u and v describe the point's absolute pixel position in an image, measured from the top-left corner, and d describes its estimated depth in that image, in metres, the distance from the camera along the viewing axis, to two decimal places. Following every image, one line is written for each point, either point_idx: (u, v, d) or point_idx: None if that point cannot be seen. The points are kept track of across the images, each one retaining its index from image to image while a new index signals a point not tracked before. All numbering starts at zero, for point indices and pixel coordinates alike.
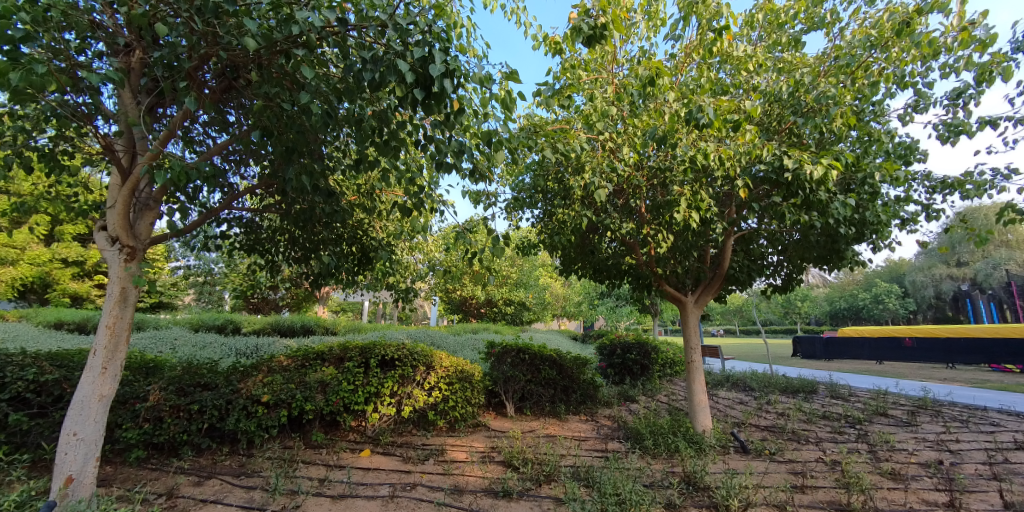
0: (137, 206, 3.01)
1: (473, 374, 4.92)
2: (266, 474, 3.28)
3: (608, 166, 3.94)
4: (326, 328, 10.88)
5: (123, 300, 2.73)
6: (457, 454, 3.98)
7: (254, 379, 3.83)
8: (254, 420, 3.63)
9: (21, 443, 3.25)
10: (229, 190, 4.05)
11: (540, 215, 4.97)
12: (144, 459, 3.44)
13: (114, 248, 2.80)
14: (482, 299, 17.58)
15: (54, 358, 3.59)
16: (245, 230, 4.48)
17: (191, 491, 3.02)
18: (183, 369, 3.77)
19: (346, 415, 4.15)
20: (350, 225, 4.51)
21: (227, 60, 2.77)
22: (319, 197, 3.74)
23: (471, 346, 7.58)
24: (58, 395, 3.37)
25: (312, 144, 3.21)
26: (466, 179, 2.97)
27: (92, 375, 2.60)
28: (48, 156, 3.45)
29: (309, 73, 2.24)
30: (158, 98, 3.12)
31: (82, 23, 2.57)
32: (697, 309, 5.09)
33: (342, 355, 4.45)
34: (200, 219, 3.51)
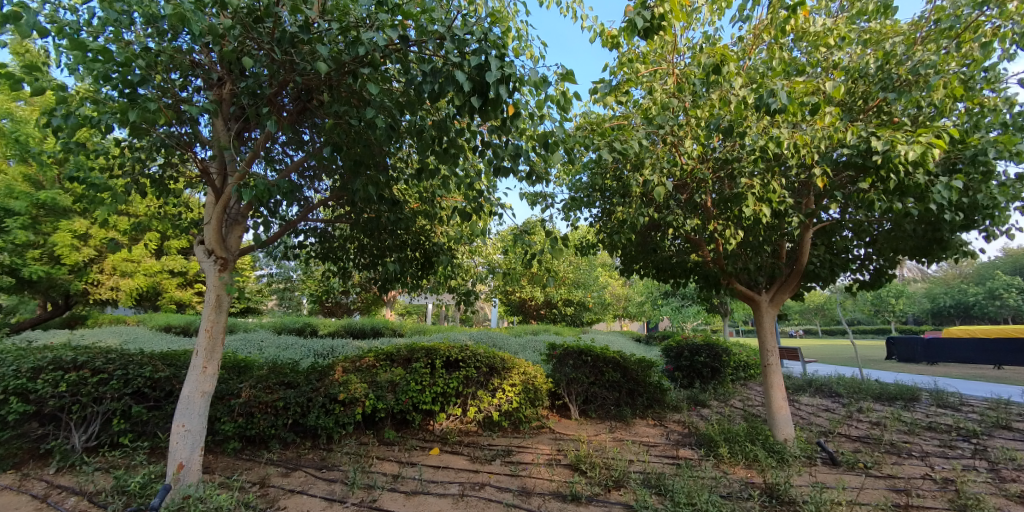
0: (228, 221, 3.35)
1: (535, 376, 4.94)
2: (344, 468, 3.49)
3: (669, 160, 3.77)
4: (394, 330, 11.42)
5: (219, 306, 3.05)
6: (523, 455, 4.01)
7: (331, 378, 4.11)
8: (332, 417, 3.89)
9: (141, 432, 3.70)
10: (305, 203, 4.38)
11: (599, 214, 4.87)
12: (239, 450, 3.79)
13: (210, 260, 3.14)
14: (542, 301, 17.57)
15: (166, 358, 4.06)
16: (319, 239, 4.81)
17: (280, 481, 3.28)
18: (269, 368, 4.12)
19: (414, 414, 4.33)
20: (413, 232, 4.70)
21: (301, 84, 3.00)
22: (384, 205, 3.93)
23: (532, 348, 7.60)
24: (169, 390, 3.80)
25: (377, 156, 3.39)
26: (524, 182, 2.98)
27: (195, 374, 2.93)
28: (158, 181, 3.95)
29: (374, 89, 2.36)
30: (244, 123, 3.44)
31: (184, 63, 2.93)
32: (772, 309, 4.73)
33: (409, 356, 4.65)
34: (280, 231, 3.84)
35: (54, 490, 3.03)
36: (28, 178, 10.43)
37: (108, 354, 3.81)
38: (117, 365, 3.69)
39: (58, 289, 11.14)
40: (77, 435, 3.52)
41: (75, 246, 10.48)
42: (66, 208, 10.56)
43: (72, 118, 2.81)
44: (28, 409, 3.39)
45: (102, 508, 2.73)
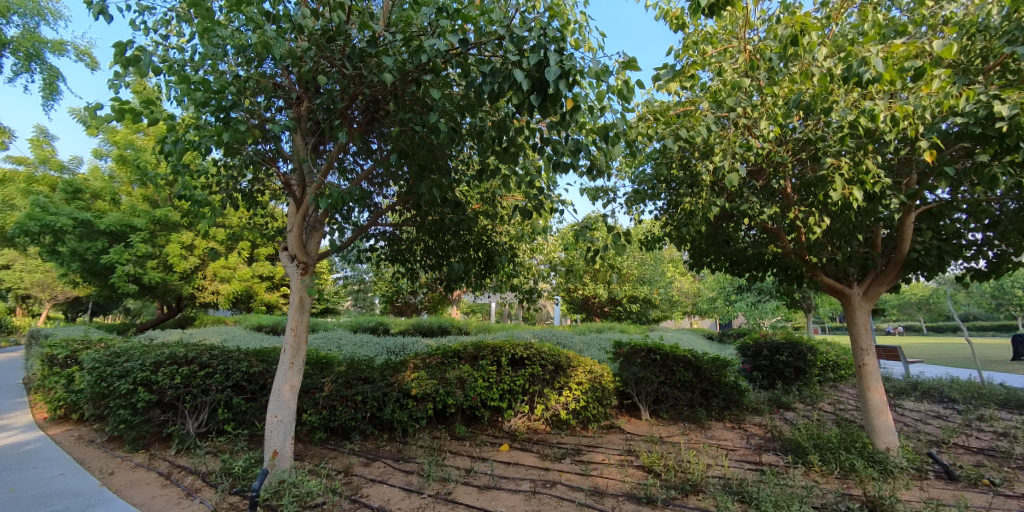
0: (308, 229, 3.63)
1: (602, 374, 4.86)
2: (420, 461, 3.65)
3: (742, 145, 3.52)
4: (460, 327, 11.77)
5: (302, 306, 3.32)
6: (594, 455, 3.95)
7: (404, 375, 4.31)
8: (406, 411, 4.09)
9: (242, 420, 4.11)
10: (375, 209, 4.63)
11: (665, 206, 4.67)
12: (324, 440, 4.08)
13: (294, 264, 3.42)
14: (605, 298, 17.21)
15: (259, 354, 4.48)
16: (389, 242, 5.06)
17: (362, 470, 3.49)
18: (348, 365, 4.39)
19: (483, 410, 4.43)
20: (476, 233, 4.80)
21: (369, 96, 3.16)
22: (448, 207, 4.05)
23: (597, 346, 7.47)
24: (263, 384, 4.18)
25: (440, 160, 3.50)
26: (586, 177, 2.93)
27: (283, 369, 3.21)
28: (248, 195, 4.36)
29: (436, 94, 2.42)
30: (319, 137, 3.70)
31: (268, 85, 3.21)
32: (866, 304, 4.25)
33: (476, 354, 4.76)
34: (354, 236, 4.09)
35: (175, 469, 3.45)
36: (146, 198, 11.97)
37: (212, 351, 4.28)
38: (220, 360, 4.13)
39: (172, 294, 12.70)
40: (191, 422, 3.98)
41: (184, 255, 11.88)
42: (176, 223, 12.01)
43: (178, 141, 3.17)
44: (152, 398, 3.89)
45: (212, 487, 3.05)
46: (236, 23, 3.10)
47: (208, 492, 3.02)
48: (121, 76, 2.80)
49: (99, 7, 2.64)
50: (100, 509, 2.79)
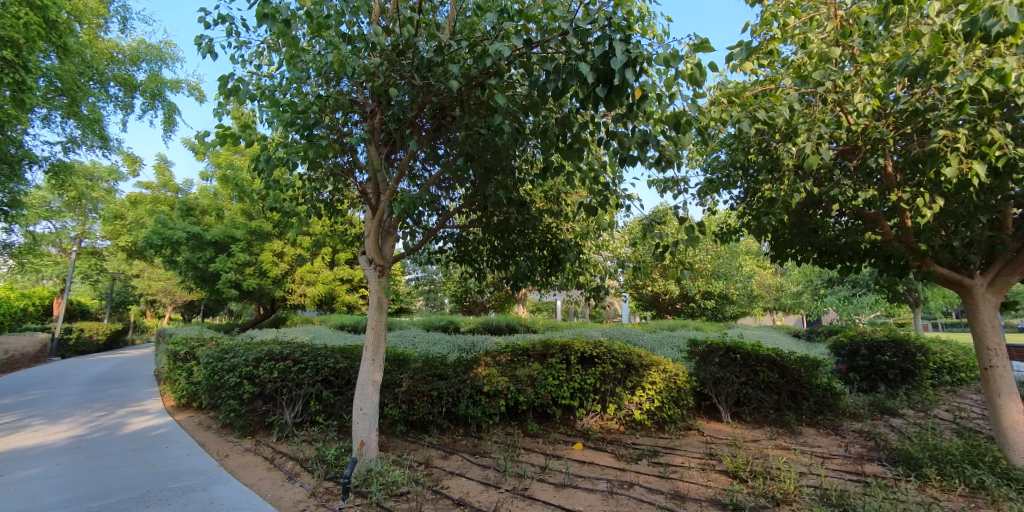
0: (383, 233, 3.85)
1: (677, 374, 4.70)
2: (495, 456, 3.74)
3: (832, 122, 3.20)
4: (527, 326, 11.87)
5: (380, 306, 3.55)
6: (672, 457, 3.81)
7: (476, 372, 4.44)
8: (480, 407, 4.21)
9: (331, 412, 4.45)
10: (443, 212, 4.80)
11: (743, 194, 4.37)
12: (405, 433, 4.30)
13: (372, 267, 3.65)
14: (676, 295, 16.44)
15: (343, 351, 4.82)
16: (457, 243, 5.23)
17: (441, 463, 3.63)
18: (423, 362, 4.60)
19: (555, 408, 4.45)
20: (541, 231, 4.80)
21: (437, 103, 3.28)
22: (513, 207, 4.10)
23: (670, 344, 7.18)
24: (348, 379, 4.50)
25: (505, 160, 3.55)
26: (655, 170, 2.82)
27: (367, 364, 3.45)
28: (329, 204, 4.72)
29: (501, 96, 2.46)
30: (391, 146, 3.91)
31: (343, 102, 3.45)
32: (993, 296, 3.68)
33: (544, 352, 4.79)
34: (425, 239, 4.28)
35: (277, 454, 3.82)
36: (244, 212, 13.37)
37: (303, 348, 4.67)
38: (310, 356, 4.50)
39: (267, 297, 14.08)
40: (288, 412, 4.38)
41: (276, 262, 13.11)
42: (269, 233, 13.29)
43: (270, 159, 3.51)
44: (256, 390, 4.34)
45: (309, 472, 3.34)
46: (316, 47, 3.37)
47: (306, 476, 3.30)
48: (223, 105, 3.16)
49: (206, 46, 3.00)
50: (220, 486, 3.16)
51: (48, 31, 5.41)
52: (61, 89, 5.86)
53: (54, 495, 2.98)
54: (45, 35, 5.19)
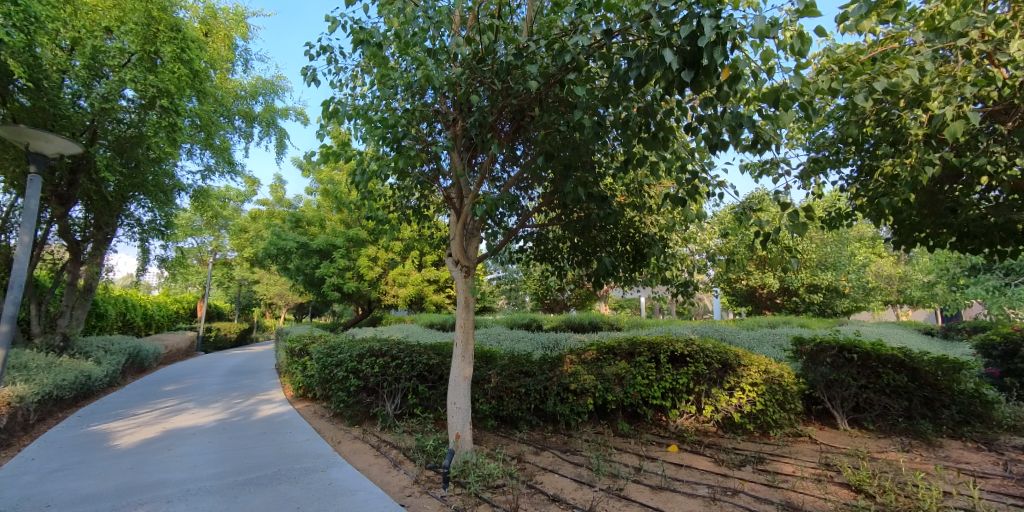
0: (468, 235, 4.02)
1: (782, 375, 4.31)
2: (586, 454, 3.72)
3: (977, 80, 2.71)
4: (611, 323, 11.61)
5: (468, 305, 3.71)
6: (781, 465, 3.51)
7: (562, 370, 4.44)
8: (568, 404, 4.21)
9: (427, 405, 4.73)
10: (522, 212, 4.87)
11: (857, 173, 3.87)
12: (496, 428, 4.44)
13: (458, 268, 3.83)
14: (776, 288, 15.02)
15: (435, 348, 5.10)
16: (537, 242, 5.27)
17: (533, 458, 3.70)
18: (509, 359, 4.70)
19: (646, 408, 4.32)
20: (623, 225, 4.67)
21: (516, 105, 3.34)
22: (593, 203, 4.03)
23: (770, 342, 6.60)
24: (441, 375, 4.75)
25: (585, 156, 3.50)
26: (752, 153, 2.61)
27: (458, 361, 3.62)
28: (417, 210, 5.01)
29: (582, 91, 2.43)
30: (472, 151, 4.05)
31: (427, 112, 3.65)
32: None
33: (631, 350, 4.68)
34: (507, 239, 4.39)
35: (382, 443, 4.16)
36: (342, 221, 14.69)
37: (399, 345, 5.02)
38: (405, 352, 4.82)
39: (364, 298, 15.35)
40: (389, 404, 4.74)
41: (370, 266, 14.24)
42: (364, 240, 14.47)
43: (366, 172, 3.83)
44: (361, 383, 4.75)
45: (412, 460, 3.59)
46: (402, 65, 3.61)
47: (409, 464, 3.56)
48: (324, 126, 3.52)
49: (311, 75, 3.36)
50: (336, 468, 3.52)
51: (193, 79, 6.35)
52: (201, 126, 6.83)
53: (209, 468, 3.54)
54: (189, 82, 6.13)
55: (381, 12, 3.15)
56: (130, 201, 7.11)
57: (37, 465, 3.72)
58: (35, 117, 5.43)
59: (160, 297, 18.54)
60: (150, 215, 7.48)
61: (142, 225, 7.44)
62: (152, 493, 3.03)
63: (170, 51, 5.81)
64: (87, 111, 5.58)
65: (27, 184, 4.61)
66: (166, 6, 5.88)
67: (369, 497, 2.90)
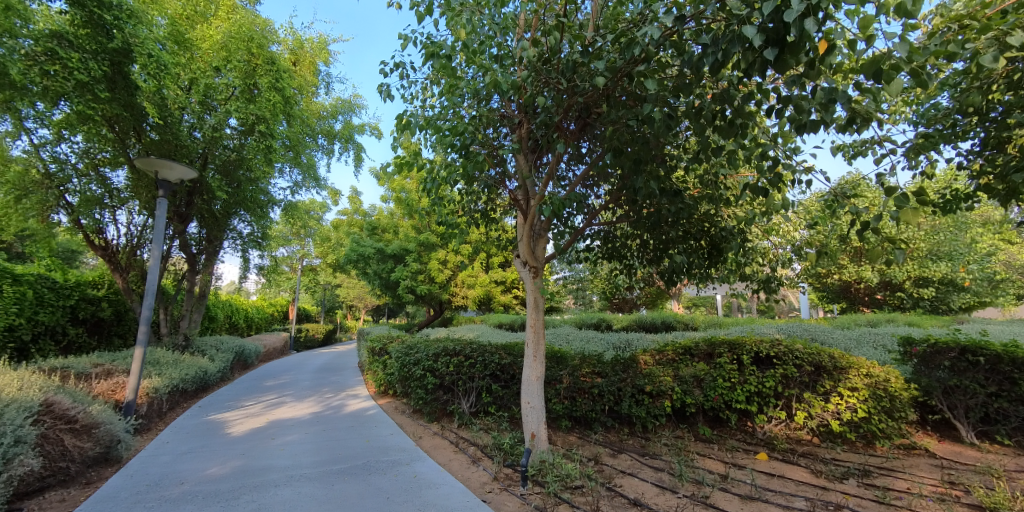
0: (535, 236, 4.06)
1: (888, 379, 3.86)
2: (666, 459, 3.60)
3: None
4: (686, 323, 11.09)
5: (537, 305, 3.75)
6: (893, 480, 3.15)
7: (635, 370, 4.32)
8: (643, 407, 4.10)
9: (500, 404, 4.82)
10: (589, 210, 4.81)
11: (981, 147, 3.37)
12: (570, 428, 4.42)
13: (526, 269, 3.89)
14: (876, 283, 13.49)
15: (505, 348, 5.17)
16: (605, 240, 5.17)
17: (610, 461, 3.65)
18: (580, 358, 4.64)
19: (729, 413, 4.09)
20: (697, 219, 4.44)
21: (582, 103, 3.32)
22: (665, 197, 3.88)
23: (872, 344, 5.93)
24: (513, 374, 4.82)
25: (655, 150, 3.38)
26: (847, 134, 2.37)
27: (529, 361, 3.66)
28: (484, 213, 5.13)
29: (653, 84, 2.35)
30: (538, 152, 4.07)
31: (493, 117, 3.73)
32: None
33: (710, 351, 4.46)
34: (574, 238, 4.36)
35: (460, 439, 4.32)
36: (414, 227, 15.44)
37: (472, 345, 5.15)
38: (477, 352, 4.94)
39: (436, 300, 16.00)
40: (465, 402, 4.90)
41: (441, 269, 14.84)
42: (434, 243, 15.11)
43: (437, 179, 4.00)
44: (437, 381, 4.97)
45: (490, 458, 3.69)
46: (469, 73, 3.74)
47: (487, 461, 3.66)
48: (397, 138, 3.73)
49: (386, 91, 3.59)
50: (419, 461, 3.72)
51: (286, 105, 7.05)
52: (291, 146, 7.53)
53: (308, 457, 3.89)
54: (281, 108, 6.78)
55: (449, 25, 3.28)
56: (234, 216, 8.01)
57: (171, 447, 4.33)
58: (161, 148, 6.31)
59: (258, 302, 20.67)
60: (249, 228, 8.36)
61: (244, 237, 8.34)
62: (263, 476, 3.40)
63: (267, 82, 6.49)
64: (200, 140, 6.39)
65: (157, 206, 5.37)
66: (262, 42, 6.56)
67: (452, 490, 3.02)
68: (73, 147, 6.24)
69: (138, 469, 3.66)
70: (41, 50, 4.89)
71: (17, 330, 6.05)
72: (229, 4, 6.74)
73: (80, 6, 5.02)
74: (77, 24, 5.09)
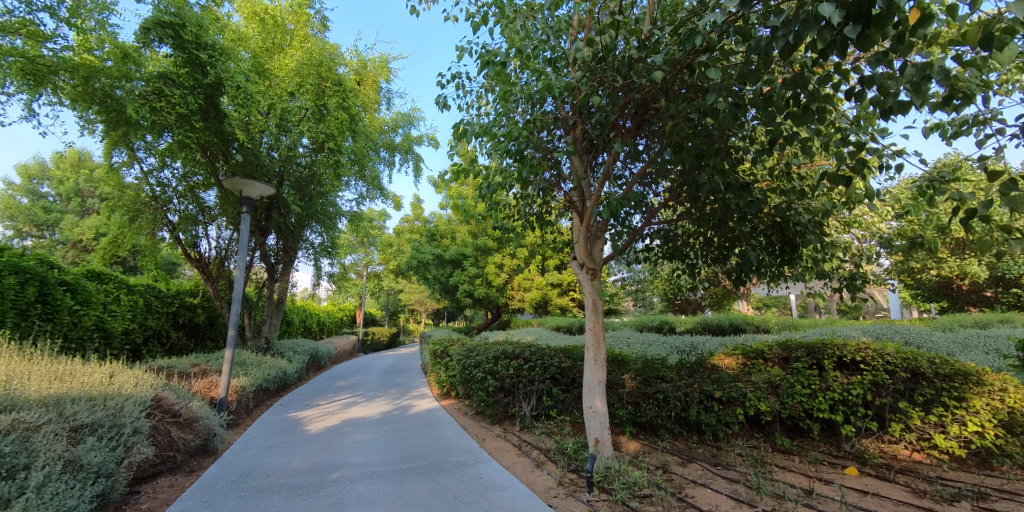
0: (592, 238, 4.01)
1: (1006, 389, 3.40)
2: (742, 470, 3.40)
3: None
4: (757, 325, 10.40)
5: (596, 308, 3.70)
6: (1017, 505, 2.76)
7: (702, 376, 4.11)
8: (713, 414, 3.89)
9: (562, 408, 4.77)
10: (648, 208, 4.65)
11: None
12: (634, 434, 4.30)
13: (584, 271, 3.84)
14: (986, 279, 11.87)
15: (565, 351, 5.12)
16: (665, 239, 4.97)
17: (680, 470, 3.50)
18: (642, 362, 4.49)
19: (810, 423, 3.78)
20: (768, 214, 4.15)
21: (639, 99, 3.23)
22: (732, 193, 3.67)
23: (982, 348, 5.23)
24: (573, 378, 4.75)
25: (720, 143, 3.22)
26: (945, 112, 2.11)
27: (590, 365, 3.62)
28: (540, 216, 5.13)
29: (717, 74, 2.23)
30: (593, 152, 4.01)
31: (547, 120, 3.73)
32: None
33: (786, 355, 4.17)
34: (632, 238, 4.25)
35: (523, 442, 4.35)
36: (470, 232, 15.79)
37: (531, 348, 5.15)
38: (536, 355, 4.93)
39: (493, 304, 16.22)
40: (526, 405, 4.91)
41: (498, 273, 15.04)
42: (490, 247, 15.36)
43: (492, 185, 4.07)
44: (498, 384, 5.04)
45: (554, 462, 3.68)
46: (522, 78, 3.77)
47: (551, 465, 3.65)
48: (454, 147, 3.85)
49: (442, 101, 3.72)
50: (484, 463, 3.78)
51: (352, 122, 7.50)
52: (357, 160, 7.99)
53: (380, 455, 4.10)
54: (348, 125, 7.21)
55: (504, 32, 3.34)
56: (307, 228, 8.62)
57: (259, 442, 4.74)
58: (245, 168, 6.94)
59: (329, 307, 22.11)
60: (320, 238, 8.96)
61: (316, 247, 8.95)
62: (339, 472, 3.62)
63: (335, 102, 6.94)
64: (277, 159, 6.98)
65: (241, 222, 5.90)
66: (330, 66, 7.02)
67: (517, 494, 3.04)
68: (175, 172, 7.05)
69: (232, 461, 4.04)
70: (149, 90, 5.59)
71: (131, 333, 6.91)
72: (302, 33, 7.31)
73: (180, 48, 5.77)
74: (178, 65, 5.78)
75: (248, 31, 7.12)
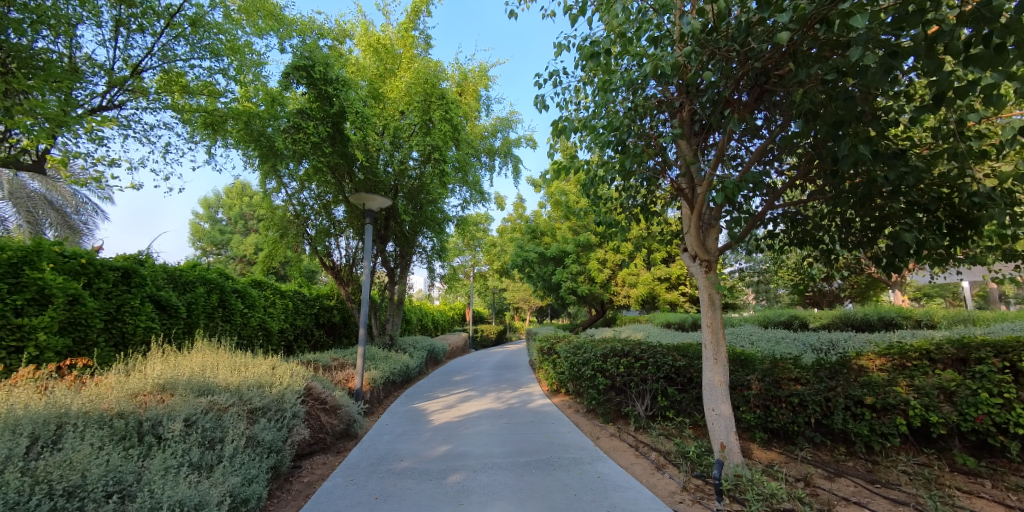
0: (704, 227, 3.72)
1: None
2: (910, 491, 2.89)
3: None
4: (920, 319, 8.68)
5: (712, 303, 3.44)
6: None
7: (848, 377, 3.56)
8: (865, 423, 3.35)
9: (679, 409, 4.50)
10: (771, 189, 4.16)
11: None
12: (766, 441, 3.89)
13: (697, 263, 3.60)
14: None
15: (678, 349, 4.82)
16: (794, 223, 4.40)
17: (826, 484, 3.09)
18: (771, 362, 4.02)
19: (1004, 440, 3.07)
20: (932, 185, 3.44)
21: (759, 67, 2.91)
22: (882, 164, 3.12)
23: None
24: (690, 377, 4.45)
25: (862, 107, 2.76)
26: None
27: (709, 363, 3.38)
28: (644, 208, 4.90)
29: (862, 25, 1.92)
30: (704, 134, 3.71)
31: (650, 105, 3.57)
32: None
33: (965, 356, 3.43)
34: (753, 225, 3.85)
35: (640, 443, 4.22)
36: (571, 229, 15.70)
37: (641, 346, 4.95)
38: (647, 353, 4.72)
39: (597, 300, 15.94)
40: (640, 405, 4.74)
41: (601, 269, 14.69)
42: (591, 243, 15.10)
43: (594, 179, 4.01)
44: (608, 382, 4.94)
45: (675, 465, 3.50)
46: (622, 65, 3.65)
47: (672, 469, 3.48)
48: (553, 146, 3.88)
49: (541, 101, 3.76)
50: (599, 461, 3.75)
51: (456, 132, 7.93)
52: (460, 168, 8.43)
53: (497, 447, 4.30)
54: (451, 135, 7.63)
55: (604, 19, 3.26)
56: (420, 234, 9.34)
57: (391, 429, 5.29)
58: (366, 185, 7.78)
59: (441, 307, 23.74)
60: (431, 243, 9.66)
61: (428, 251, 9.65)
62: (462, 461, 3.87)
63: (439, 115, 7.41)
64: (391, 174, 7.81)
65: (366, 232, 6.59)
66: (435, 82, 7.47)
67: (639, 496, 2.95)
68: (312, 193, 8.17)
69: (370, 444, 4.57)
70: (291, 125, 6.59)
71: (286, 332, 8.18)
72: (409, 55, 7.96)
73: (312, 85, 6.67)
74: (311, 100, 6.71)
75: (366, 62, 7.95)
